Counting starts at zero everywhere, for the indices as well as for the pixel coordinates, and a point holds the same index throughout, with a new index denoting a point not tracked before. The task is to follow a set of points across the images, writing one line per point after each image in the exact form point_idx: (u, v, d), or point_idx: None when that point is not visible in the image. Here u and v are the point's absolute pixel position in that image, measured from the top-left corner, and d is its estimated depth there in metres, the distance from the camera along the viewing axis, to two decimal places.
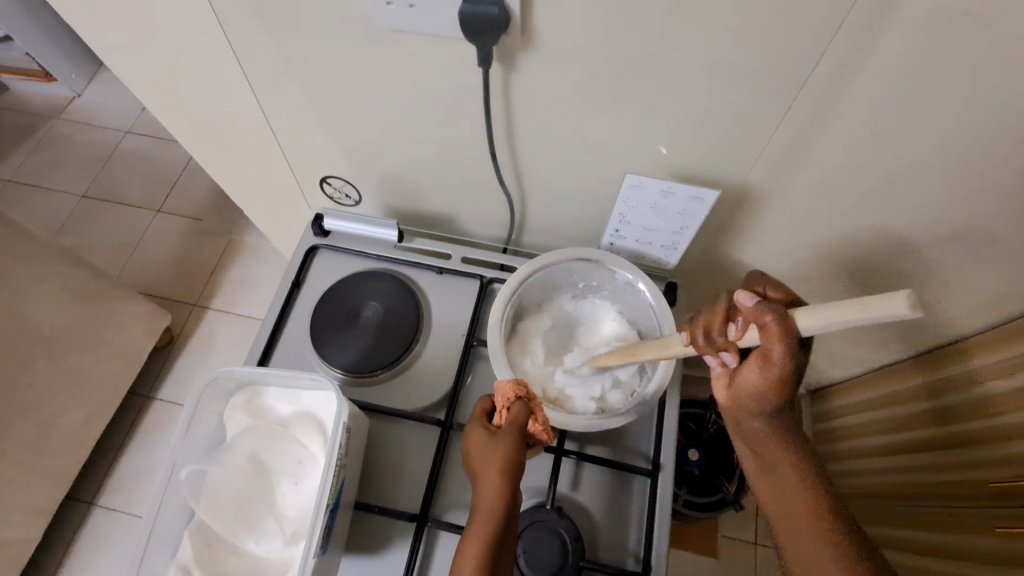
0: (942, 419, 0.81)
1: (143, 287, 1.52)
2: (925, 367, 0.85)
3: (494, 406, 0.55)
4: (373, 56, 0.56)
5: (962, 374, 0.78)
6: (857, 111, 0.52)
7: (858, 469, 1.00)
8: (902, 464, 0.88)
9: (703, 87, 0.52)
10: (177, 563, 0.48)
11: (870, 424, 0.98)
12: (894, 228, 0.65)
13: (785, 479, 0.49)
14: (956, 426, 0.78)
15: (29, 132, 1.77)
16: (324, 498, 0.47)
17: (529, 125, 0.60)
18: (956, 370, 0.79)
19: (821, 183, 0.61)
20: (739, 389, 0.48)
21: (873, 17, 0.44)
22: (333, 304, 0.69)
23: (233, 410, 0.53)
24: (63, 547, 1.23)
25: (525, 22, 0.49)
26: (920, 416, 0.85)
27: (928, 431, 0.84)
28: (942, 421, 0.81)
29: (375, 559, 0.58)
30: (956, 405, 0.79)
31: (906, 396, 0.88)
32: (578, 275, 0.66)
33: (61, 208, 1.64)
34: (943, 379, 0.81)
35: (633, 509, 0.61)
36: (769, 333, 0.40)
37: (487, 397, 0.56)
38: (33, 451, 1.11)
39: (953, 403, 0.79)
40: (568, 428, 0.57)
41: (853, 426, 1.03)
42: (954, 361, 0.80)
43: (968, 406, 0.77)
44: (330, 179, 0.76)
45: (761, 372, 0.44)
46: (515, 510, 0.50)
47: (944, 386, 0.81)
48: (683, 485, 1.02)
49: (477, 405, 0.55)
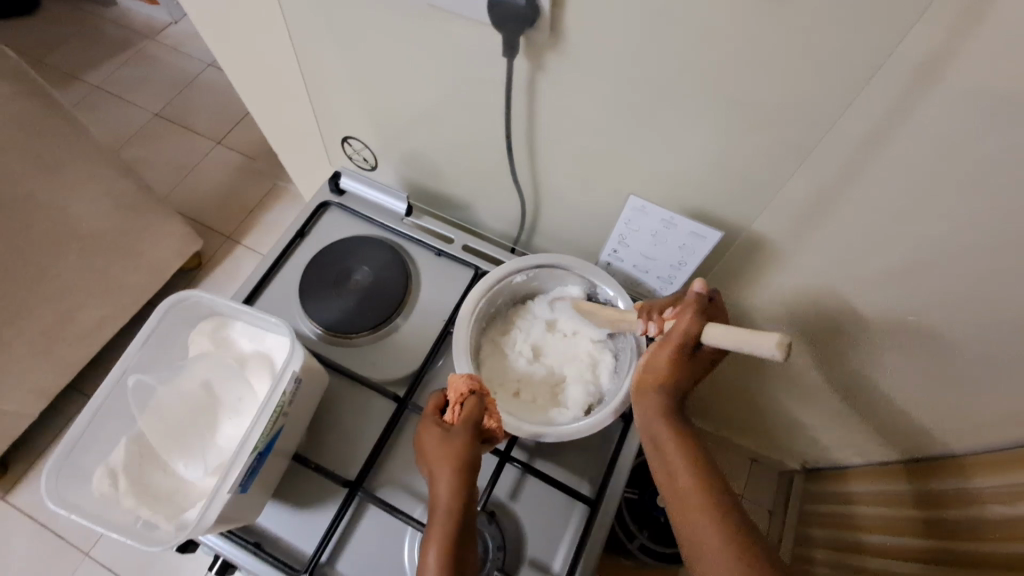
0: (965, 533, 0.71)
1: (186, 211, 1.60)
2: (952, 473, 0.75)
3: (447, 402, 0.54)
4: (409, 26, 0.56)
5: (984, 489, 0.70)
6: (885, 178, 0.49)
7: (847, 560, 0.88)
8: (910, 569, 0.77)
9: (724, 121, 0.50)
10: (106, 466, 0.48)
11: (869, 517, 0.88)
12: (910, 313, 0.61)
13: (679, 468, 0.45)
14: (974, 543, 0.69)
15: (124, 47, 1.89)
16: (256, 439, 0.48)
17: (548, 127, 0.59)
18: (985, 482, 0.71)
19: (837, 250, 0.58)
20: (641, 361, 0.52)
21: (914, 77, 0.42)
22: (328, 261, 0.70)
23: (198, 333, 0.54)
24: (57, 430, 1.31)
25: (556, 20, 0.48)
26: (938, 523, 0.75)
27: (934, 542, 0.74)
28: (960, 534, 0.71)
29: (301, 513, 0.59)
30: (972, 520, 0.70)
31: (921, 499, 0.79)
32: (561, 283, 0.65)
33: (133, 121, 1.74)
34: (981, 491, 0.71)
35: (565, 535, 0.60)
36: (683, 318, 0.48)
37: (439, 392, 0.54)
38: (48, 334, 1.18)
39: (978, 518, 0.70)
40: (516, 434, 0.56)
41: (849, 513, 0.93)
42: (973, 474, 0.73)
43: (985, 523, 0.68)
44: (353, 141, 0.78)
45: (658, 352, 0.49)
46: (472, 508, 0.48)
47: (972, 497, 0.72)
48: (644, 529, 1.00)
49: (430, 400, 0.53)
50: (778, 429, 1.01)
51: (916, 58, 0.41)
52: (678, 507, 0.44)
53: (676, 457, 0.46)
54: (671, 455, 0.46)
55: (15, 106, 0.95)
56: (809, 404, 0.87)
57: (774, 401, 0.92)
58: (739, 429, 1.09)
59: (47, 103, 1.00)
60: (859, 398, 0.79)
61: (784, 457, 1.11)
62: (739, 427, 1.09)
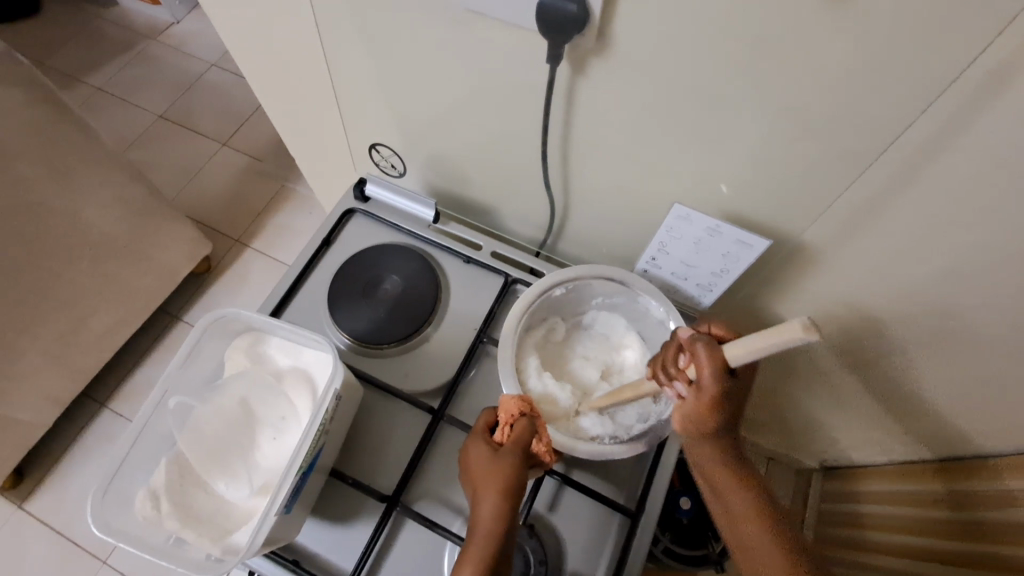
0: (1000, 537, 0.68)
1: (194, 213, 1.58)
2: (985, 476, 0.73)
3: (497, 421, 0.53)
4: (443, 32, 0.55)
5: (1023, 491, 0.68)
6: (941, 185, 0.48)
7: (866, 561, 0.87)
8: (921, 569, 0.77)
9: (776, 128, 0.48)
10: (148, 488, 0.48)
11: (897, 518, 0.86)
12: (954, 319, 0.60)
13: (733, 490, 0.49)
14: (1008, 546, 0.66)
15: (126, 48, 1.87)
16: (298, 461, 0.47)
17: (586, 134, 0.58)
18: None
19: (881, 256, 0.57)
20: (685, 412, 0.48)
21: (984, 86, 0.40)
22: (355, 272, 0.69)
23: (235, 350, 0.53)
24: (70, 437, 1.30)
25: (604, 26, 0.46)
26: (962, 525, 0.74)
27: (966, 546, 0.72)
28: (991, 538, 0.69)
29: (339, 529, 0.58)
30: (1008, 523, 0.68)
31: (946, 499, 0.78)
32: (598, 290, 0.64)
33: (137, 123, 1.72)
34: None
35: (606, 547, 0.59)
36: (699, 353, 0.43)
37: (491, 410, 0.54)
38: (62, 342, 1.17)
39: (1011, 521, 0.68)
40: (571, 452, 0.55)
41: (875, 512, 0.92)
42: (1006, 476, 0.70)
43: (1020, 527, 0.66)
44: (379, 147, 0.77)
45: (696, 397, 0.45)
46: (513, 526, 0.48)
47: (991, 500, 0.72)
48: (667, 531, 1.00)
49: (482, 416, 0.53)
50: (802, 430, 1.00)
51: (986, 70, 0.39)
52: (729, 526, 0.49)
53: (726, 482, 0.49)
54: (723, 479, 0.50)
55: (26, 112, 0.93)
56: (837, 407, 0.87)
57: (800, 403, 0.91)
58: (762, 430, 1.09)
59: (58, 109, 0.98)
60: (891, 403, 0.78)
61: (805, 457, 1.11)
62: (761, 429, 1.08)
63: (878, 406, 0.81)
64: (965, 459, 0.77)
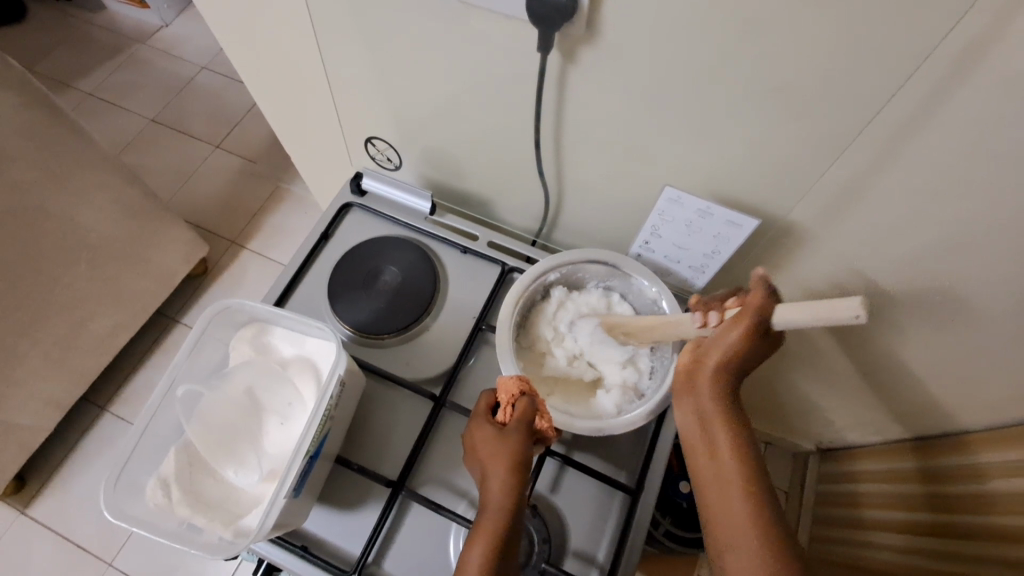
0: (969, 506, 0.72)
1: (189, 215, 1.59)
2: (959, 450, 0.77)
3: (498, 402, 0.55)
4: (434, 25, 0.56)
5: (992, 463, 0.71)
6: (922, 161, 0.49)
7: (867, 539, 0.88)
8: (914, 543, 0.78)
9: (761, 109, 0.50)
10: (158, 476, 0.49)
11: (880, 495, 0.90)
12: (938, 293, 0.62)
13: (725, 455, 0.47)
14: (977, 515, 0.70)
15: (116, 52, 1.87)
16: (304, 445, 0.48)
17: (578, 122, 0.59)
18: (998, 457, 0.71)
19: (867, 234, 0.59)
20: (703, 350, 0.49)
21: (959, 62, 0.42)
22: (354, 263, 0.70)
23: (239, 341, 0.55)
24: (71, 442, 1.30)
25: (593, 14, 0.47)
26: (950, 498, 0.75)
27: (942, 517, 0.75)
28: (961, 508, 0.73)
29: (346, 515, 0.59)
30: (978, 493, 0.71)
31: (926, 474, 0.81)
32: (593, 275, 0.66)
33: (130, 127, 1.72)
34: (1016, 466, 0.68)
35: (607, 525, 0.60)
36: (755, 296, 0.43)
37: (490, 392, 0.55)
38: (60, 346, 1.17)
39: (979, 491, 0.71)
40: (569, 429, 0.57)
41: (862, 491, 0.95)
42: (979, 448, 0.74)
43: (990, 497, 0.69)
44: (374, 141, 0.78)
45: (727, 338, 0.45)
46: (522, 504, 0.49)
47: (983, 471, 0.72)
48: (667, 515, 1.02)
49: (482, 398, 0.54)
50: (797, 412, 1.02)
51: (960, 47, 0.41)
52: (715, 494, 0.46)
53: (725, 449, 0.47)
54: (719, 445, 0.47)
55: (20, 117, 0.93)
56: (830, 387, 0.89)
57: (793, 385, 0.93)
58: (757, 414, 1.11)
59: (52, 113, 0.99)
60: (882, 380, 0.80)
61: (802, 439, 1.12)
62: (757, 413, 1.10)
63: (869, 384, 0.82)
64: (946, 436, 0.81)
